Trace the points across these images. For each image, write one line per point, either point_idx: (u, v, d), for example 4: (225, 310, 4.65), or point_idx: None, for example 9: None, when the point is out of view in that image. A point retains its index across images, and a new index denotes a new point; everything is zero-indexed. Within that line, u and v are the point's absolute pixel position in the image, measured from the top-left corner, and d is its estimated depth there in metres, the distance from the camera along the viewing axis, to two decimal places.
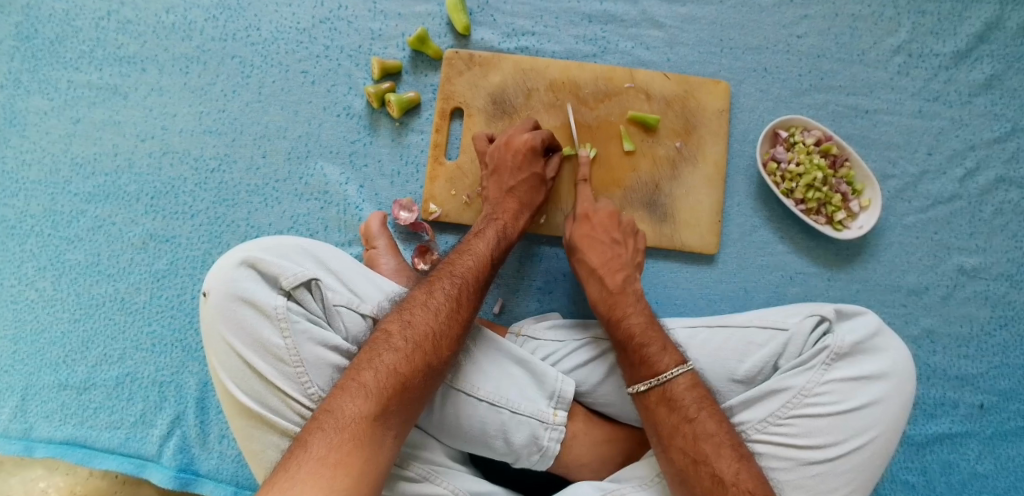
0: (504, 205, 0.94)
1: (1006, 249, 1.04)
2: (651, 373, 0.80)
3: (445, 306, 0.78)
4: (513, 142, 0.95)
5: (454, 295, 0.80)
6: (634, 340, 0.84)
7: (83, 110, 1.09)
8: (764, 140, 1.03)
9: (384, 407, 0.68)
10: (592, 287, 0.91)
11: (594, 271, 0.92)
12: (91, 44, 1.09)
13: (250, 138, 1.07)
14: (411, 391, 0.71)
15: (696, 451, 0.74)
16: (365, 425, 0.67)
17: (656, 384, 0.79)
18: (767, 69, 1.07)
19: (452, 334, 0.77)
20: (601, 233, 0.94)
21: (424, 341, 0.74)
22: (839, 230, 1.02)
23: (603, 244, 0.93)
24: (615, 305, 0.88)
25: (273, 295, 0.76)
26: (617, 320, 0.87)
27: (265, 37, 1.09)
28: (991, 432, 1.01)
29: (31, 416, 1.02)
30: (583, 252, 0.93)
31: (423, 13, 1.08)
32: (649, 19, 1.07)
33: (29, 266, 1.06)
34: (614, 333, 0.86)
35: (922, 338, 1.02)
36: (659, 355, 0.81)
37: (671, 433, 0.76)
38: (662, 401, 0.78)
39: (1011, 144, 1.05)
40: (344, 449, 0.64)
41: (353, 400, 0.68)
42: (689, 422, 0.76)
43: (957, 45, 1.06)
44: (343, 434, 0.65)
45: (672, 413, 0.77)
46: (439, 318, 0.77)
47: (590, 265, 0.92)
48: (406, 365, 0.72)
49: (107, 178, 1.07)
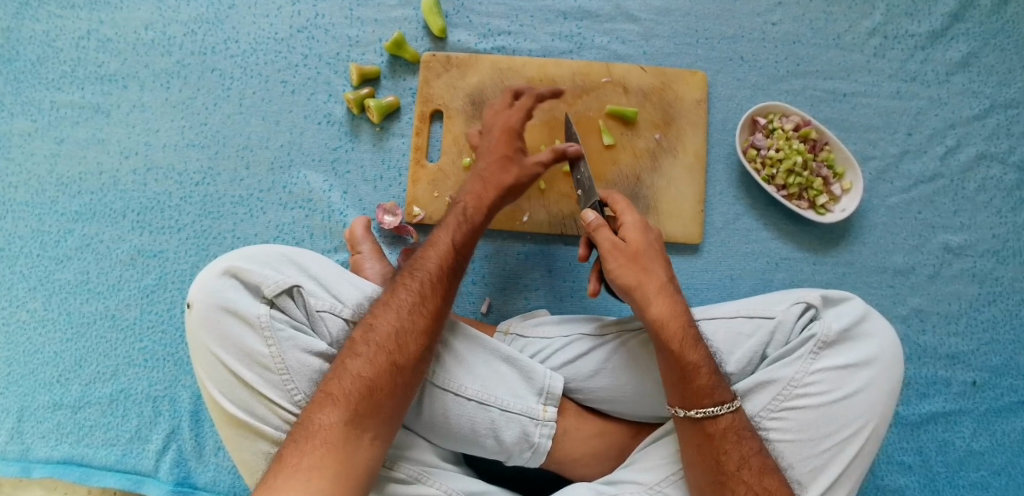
0: (471, 187, 0.90)
1: (991, 226, 1.04)
2: (718, 399, 0.75)
3: (410, 302, 0.77)
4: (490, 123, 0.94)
5: (418, 289, 0.78)
6: (707, 366, 0.77)
7: (66, 130, 1.10)
8: (743, 128, 1.03)
9: (355, 411, 0.68)
10: (663, 303, 0.79)
11: (664, 285, 0.81)
12: (72, 64, 1.11)
13: (233, 149, 1.08)
14: (381, 391, 0.70)
15: (764, 485, 0.72)
16: (335, 431, 0.67)
17: (726, 412, 0.75)
18: (743, 57, 1.07)
19: (418, 327, 0.75)
20: (658, 245, 0.84)
21: (387, 342, 0.73)
22: (823, 214, 1.02)
23: (666, 257, 0.83)
24: (689, 327, 0.79)
25: (256, 303, 0.76)
26: (691, 345, 0.78)
27: (243, 49, 1.10)
28: (985, 409, 1.01)
29: (28, 437, 1.02)
30: (653, 264, 0.82)
31: (400, 18, 1.09)
32: (623, 13, 1.08)
33: (20, 287, 1.07)
34: (685, 357, 0.77)
35: (911, 318, 1.02)
36: (721, 380, 0.77)
37: (738, 466, 0.73)
38: (731, 431, 0.75)
39: (991, 120, 1.05)
40: (316, 456, 0.65)
41: (323, 409, 0.68)
42: (756, 454, 0.74)
43: (932, 25, 1.07)
44: (315, 443, 0.66)
45: (739, 444, 0.74)
46: (402, 314, 0.76)
47: (660, 278, 0.81)
48: (370, 367, 0.71)
49: (93, 196, 1.08)
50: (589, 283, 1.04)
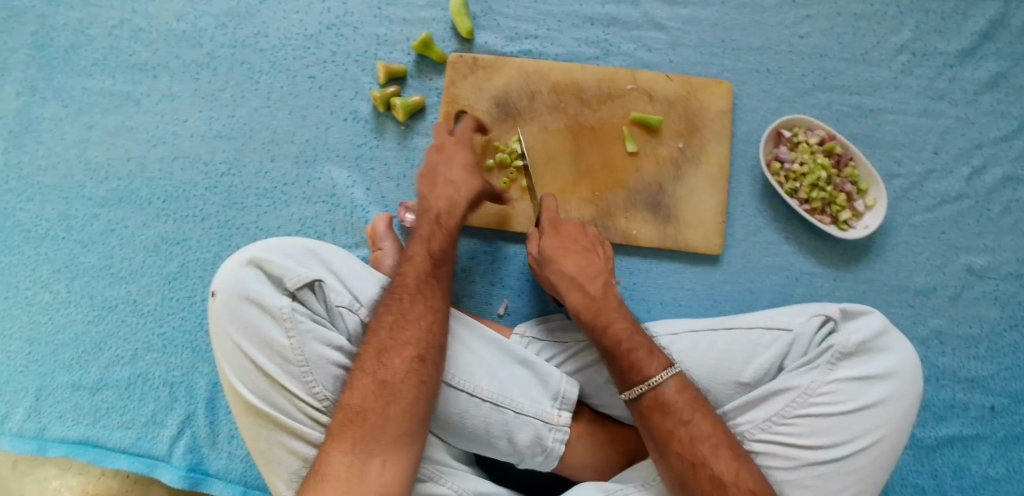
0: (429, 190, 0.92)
1: (1015, 248, 1.03)
2: (641, 378, 0.77)
3: (390, 319, 0.77)
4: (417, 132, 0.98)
5: (397, 307, 0.78)
6: (622, 347, 0.80)
7: (96, 116, 1.11)
8: (767, 140, 1.03)
9: (353, 438, 0.69)
10: (574, 296, 0.86)
11: (573, 279, 0.87)
12: (105, 52, 1.12)
13: (259, 142, 1.09)
14: (372, 411, 0.71)
15: (693, 454, 0.72)
16: (338, 461, 0.68)
17: (648, 388, 0.77)
18: (770, 69, 1.07)
19: (401, 341, 0.75)
20: (575, 238, 0.91)
21: (370, 363, 0.74)
22: (844, 230, 1.01)
23: (579, 249, 0.90)
24: (600, 311, 0.84)
25: (278, 295, 0.77)
26: (602, 328, 0.82)
27: (273, 43, 1.11)
28: (1003, 435, 0.99)
29: (46, 416, 1.04)
30: (563, 260, 0.89)
31: (428, 18, 1.10)
32: (651, 21, 1.08)
33: (44, 269, 1.08)
34: (602, 342, 0.82)
35: (931, 339, 1.01)
36: (643, 359, 0.79)
37: (668, 436, 0.74)
38: (655, 406, 0.76)
39: (1019, 142, 1.04)
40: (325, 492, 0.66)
41: (328, 442, 0.70)
42: (685, 425, 0.74)
43: (961, 44, 1.06)
44: (324, 479, 0.67)
45: (667, 414, 0.75)
46: (382, 334, 0.76)
47: (567, 273, 0.88)
48: (359, 392, 0.72)
49: (120, 183, 1.10)
50: None
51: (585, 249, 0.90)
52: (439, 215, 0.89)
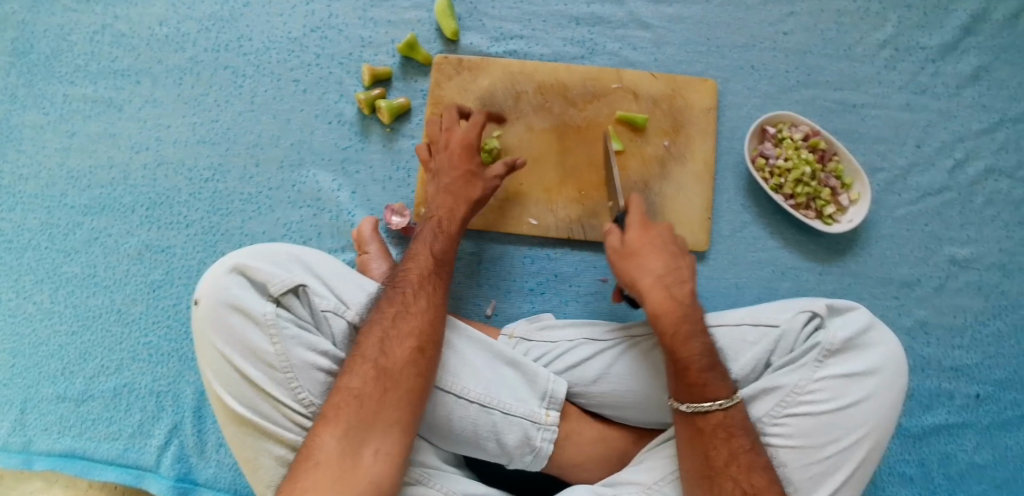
0: (441, 200, 0.91)
1: (997, 239, 1.04)
2: (712, 396, 0.76)
3: (395, 310, 0.77)
4: (454, 136, 0.95)
5: (401, 299, 0.78)
6: (700, 363, 0.77)
7: (79, 123, 1.10)
8: (752, 136, 1.04)
9: (348, 424, 0.69)
10: (660, 296, 0.81)
11: (661, 278, 0.82)
12: (85, 58, 1.11)
13: (243, 147, 1.08)
14: (370, 399, 0.70)
15: (749, 483, 0.73)
16: (332, 447, 0.68)
17: (718, 408, 0.76)
18: (755, 66, 1.07)
19: (405, 332, 0.75)
20: (662, 239, 0.86)
21: (370, 352, 0.74)
22: (829, 224, 1.02)
23: (668, 250, 0.85)
24: (685, 320, 0.80)
25: (262, 302, 0.77)
26: (684, 338, 0.78)
27: (256, 47, 1.10)
28: (988, 422, 1.01)
29: (30, 430, 1.03)
30: (649, 257, 0.84)
31: (412, 20, 1.09)
32: (635, 20, 1.08)
33: (28, 279, 1.07)
34: (677, 349, 0.78)
35: (916, 330, 1.03)
36: (714, 377, 0.77)
37: (726, 462, 0.74)
38: (718, 428, 0.76)
39: (1000, 134, 1.06)
40: (316, 475, 0.66)
41: (320, 428, 0.69)
42: (747, 452, 0.75)
43: (943, 38, 1.07)
44: (315, 462, 0.67)
45: (729, 441, 0.75)
46: (386, 324, 0.76)
47: (655, 272, 0.83)
48: (358, 378, 0.72)
49: (103, 190, 1.09)
50: (594, 287, 1.04)
51: (673, 252, 0.85)
52: (441, 222, 0.89)
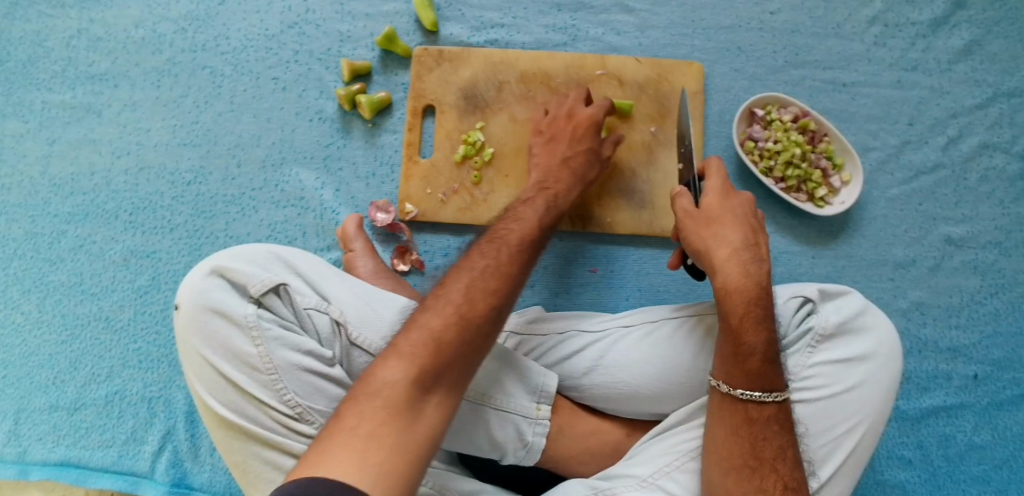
0: (557, 174, 0.90)
1: (993, 217, 1.02)
2: (770, 386, 0.72)
3: (485, 263, 0.69)
4: (576, 116, 0.95)
5: (494, 253, 0.71)
6: (766, 351, 0.73)
7: (58, 130, 1.09)
8: (740, 119, 1.02)
9: (421, 371, 0.60)
10: (735, 271, 0.76)
11: (738, 252, 0.77)
12: (62, 64, 1.09)
13: (224, 148, 1.07)
14: (449, 348, 0.62)
15: (793, 478, 0.70)
16: (400, 391, 0.58)
17: (774, 400, 0.72)
18: (741, 48, 1.05)
19: (490, 287, 0.67)
20: (740, 211, 0.81)
21: (457, 297, 0.65)
22: (821, 207, 1.00)
23: (744, 224, 0.79)
24: (756, 303, 0.75)
25: (242, 304, 0.76)
26: (753, 323, 0.74)
27: (234, 45, 1.08)
28: (987, 402, 0.99)
29: (26, 439, 1.02)
30: (725, 228, 0.79)
31: (391, 12, 1.07)
32: (618, 4, 1.06)
33: (15, 290, 1.06)
34: (742, 332, 0.73)
35: (912, 311, 1.01)
36: (776, 369, 0.73)
37: (774, 455, 0.71)
38: (770, 421, 0.72)
39: (994, 109, 1.03)
40: (376, 417, 0.57)
41: (388, 366, 0.60)
42: (791, 446, 0.72)
43: (934, 12, 1.05)
44: (376, 402, 0.58)
45: (780, 433, 0.72)
46: (475, 273, 0.68)
47: (732, 243, 0.78)
48: (438, 320, 0.63)
49: (86, 197, 1.07)
50: (585, 279, 1.02)
51: (752, 231, 0.80)
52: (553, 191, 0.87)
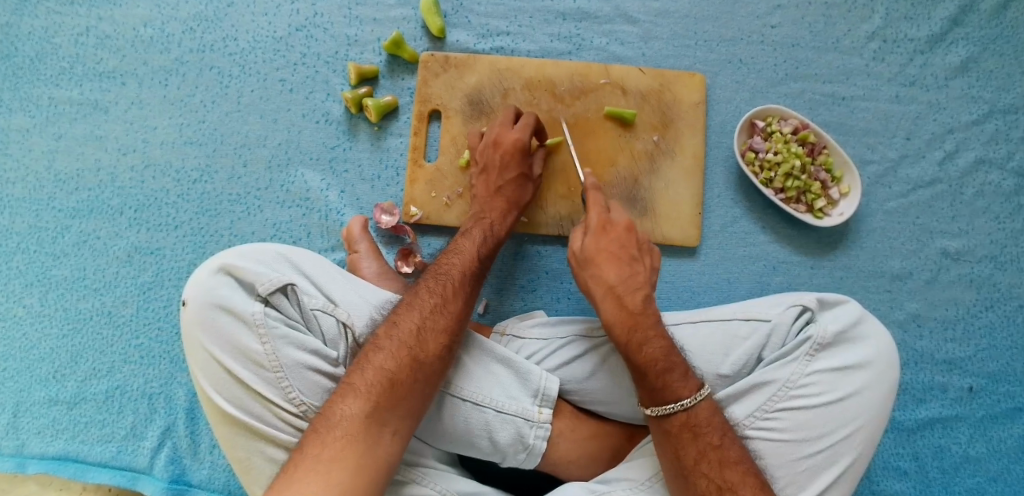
0: (493, 204, 0.94)
1: (988, 231, 1.04)
2: (674, 396, 0.75)
3: (434, 303, 0.78)
4: (502, 142, 0.95)
5: (441, 291, 0.80)
6: (658, 365, 0.77)
7: (64, 126, 1.09)
8: (741, 131, 1.03)
9: (376, 403, 0.69)
10: (611, 306, 0.82)
11: (612, 289, 0.83)
12: (71, 60, 1.10)
13: (230, 147, 1.08)
14: (402, 385, 0.71)
15: (721, 478, 0.71)
16: (360, 422, 0.67)
17: (679, 409, 0.75)
18: (743, 60, 1.07)
19: (439, 326, 0.76)
20: (616, 243, 0.86)
21: (409, 338, 0.74)
22: (820, 217, 1.02)
23: (619, 257, 0.85)
24: (637, 327, 0.80)
25: (250, 301, 0.76)
26: (637, 346, 0.78)
27: (242, 47, 1.10)
28: (981, 415, 1.00)
29: (23, 432, 1.02)
30: (601, 266, 0.84)
31: (399, 18, 1.09)
32: (622, 15, 1.08)
33: (16, 283, 1.06)
34: (633, 357, 0.78)
35: (908, 323, 1.02)
36: (679, 378, 0.76)
37: (696, 460, 0.73)
38: (684, 427, 0.75)
39: (990, 125, 1.05)
40: (337, 447, 0.65)
41: (346, 400, 0.69)
42: (715, 448, 0.73)
43: (932, 29, 1.07)
44: (338, 433, 0.66)
45: (695, 439, 0.74)
46: (424, 314, 0.77)
47: (608, 282, 0.83)
48: (392, 360, 0.72)
49: (91, 193, 1.08)
50: None
51: (628, 258, 0.85)
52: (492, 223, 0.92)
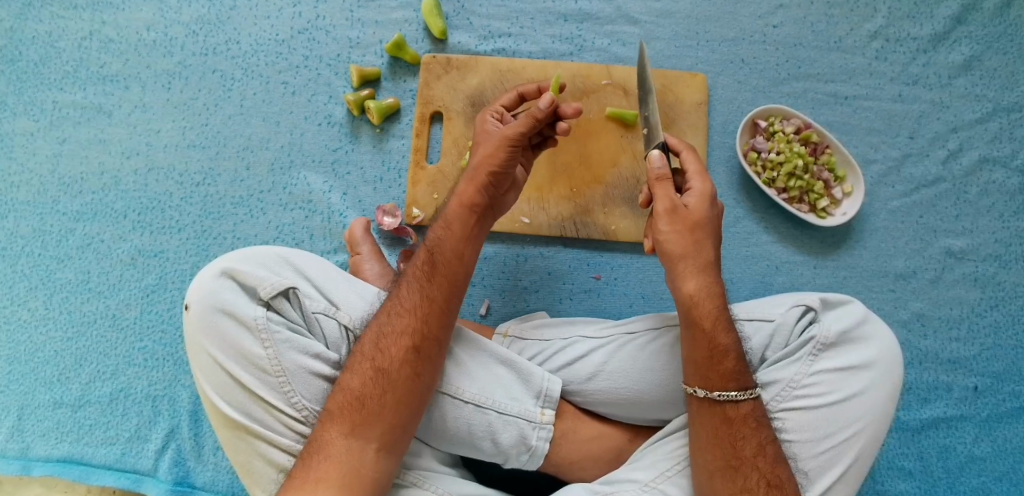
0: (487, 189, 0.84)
1: (992, 230, 1.03)
2: (743, 384, 0.73)
3: (391, 308, 0.76)
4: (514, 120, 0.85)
5: (397, 295, 0.77)
6: (734, 353, 0.74)
7: (68, 130, 1.10)
8: (743, 131, 1.03)
9: (349, 423, 0.69)
10: (703, 282, 0.76)
11: (709, 265, 0.77)
12: (75, 64, 1.11)
13: (233, 150, 1.08)
14: (370, 399, 0.70)
15: (774, 474, 0.70)
16: (337, 443, 0.68)
17: (748, 398, 0.73)
18: (745, 60, 1.07)
19: (399, 331, 0.74)
20: (715, 222, 0.80)
21: (371, 351, 0.73)
22: (823, 217, 1.02)
23: (716, 235, 0.79)
24: (723, 308, 0.76)
25: (252, 305, 0.76)
26: (723, 328, 0.75)
27: (245, 50, 1.10)
28: (986, 414, 1.00)
29: (28, 435, 1.02)
30: (704, 240, 0.77)
31: (401, 20, 1.09)
32: (624, 15, 1.08)
33: (21, 287, 1.07)
34: (715, 337, 0.74)
35: (913, 322, 1.02)
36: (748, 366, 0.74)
37: (754, 452, 0.71)
38: (750, 417, 0.73)
39: (994, 124, 1.05)
40: (319, 469, 0.66)
41: (323, 424, 0.70)
42: (772, 443, 0.72)
43: (934, 28, 1.07)
44: (316, 457, 0.67)
45: (757, 431, 0.73)
46: (382, 322, 0.75)
47: (708, 258, 0.77)
48: (356, 379, 0.72)
49: (95, 196, 1.08)
50: (588, 285, 1.03)
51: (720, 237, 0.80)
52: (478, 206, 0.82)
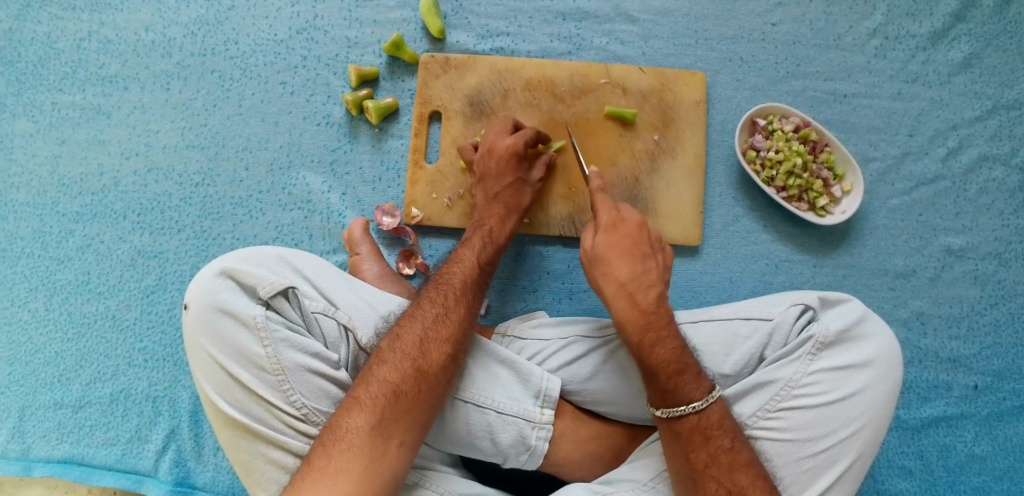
0: (491, 210, 0.93)
1: (993, 228, 1.03)
2: (685, 399, 0.74)
3: (434, 313, 0.78)
4: (497, 149, 0.95)
5: (442, 301, 0.79)
6: (670, 368, 0.76)
7: (68, 131, 1.10)
8: (742, 129, 1.03)
9: (380, 416, 0.69)
10: (625, 305, 0.80)
11: (624, 286, 0.81)
12: (73, 65, 1.11)
13: (232, 151, 1.08)
14: (406, 396, 0.71)
15: (732, 482, 0.70)
16: (364, 434, 0.67)
17: (692, 411, 0.73)
18: (744, 58, 1.07)
19: (442, 336, 0.76)
20: (629, 241, 0.84)
21: (412, 349, 0.74)
22: (822, 216, 1.01)
23: (634, 254, 0.83)
24: (648, 328, 0.78)
25: (251, 305, 0.76)
26: (649, 347, 0.77)
27: (243, 50, 1.10)
28: (986, 413, 1.00)
29: (29, 436, 1.03)
30: (613, 263, 0.83)
31: (399, 19, 1.09)
32: (622, 14, 1.08)
33: (21, 288, 1.07)
34: (646, 358, 0.77)
35: (913, 320, 1.02)
36: (689, 379, 0.75)
37: (706, 463, 0.71)
38: (696, 430, 0.73)
39: (993, 122, 1.05)
40: (342, 459, 0.65)
41: (351, 413, 0.69)
42: (727, 451, 0.72)
43: (934, 25, 1.06)
44: (342, 446, 0.66)
45: (706, 442, 0.72)
46: (426, 324, 0.76)
47: (619, 278, 0.82)
48: (395, 373, 0.72)
49: (94, 197, 1.08)
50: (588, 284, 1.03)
51: (641, 255, 0.84)
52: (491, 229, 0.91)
